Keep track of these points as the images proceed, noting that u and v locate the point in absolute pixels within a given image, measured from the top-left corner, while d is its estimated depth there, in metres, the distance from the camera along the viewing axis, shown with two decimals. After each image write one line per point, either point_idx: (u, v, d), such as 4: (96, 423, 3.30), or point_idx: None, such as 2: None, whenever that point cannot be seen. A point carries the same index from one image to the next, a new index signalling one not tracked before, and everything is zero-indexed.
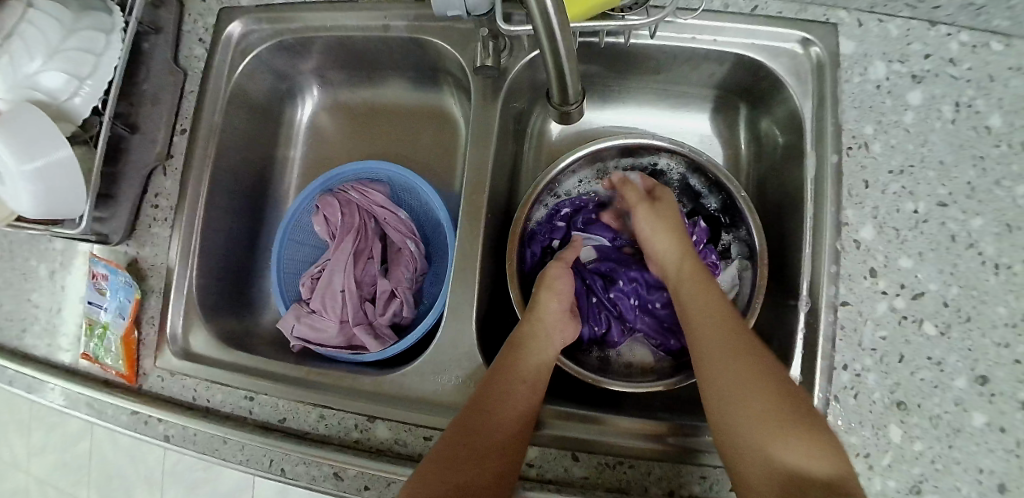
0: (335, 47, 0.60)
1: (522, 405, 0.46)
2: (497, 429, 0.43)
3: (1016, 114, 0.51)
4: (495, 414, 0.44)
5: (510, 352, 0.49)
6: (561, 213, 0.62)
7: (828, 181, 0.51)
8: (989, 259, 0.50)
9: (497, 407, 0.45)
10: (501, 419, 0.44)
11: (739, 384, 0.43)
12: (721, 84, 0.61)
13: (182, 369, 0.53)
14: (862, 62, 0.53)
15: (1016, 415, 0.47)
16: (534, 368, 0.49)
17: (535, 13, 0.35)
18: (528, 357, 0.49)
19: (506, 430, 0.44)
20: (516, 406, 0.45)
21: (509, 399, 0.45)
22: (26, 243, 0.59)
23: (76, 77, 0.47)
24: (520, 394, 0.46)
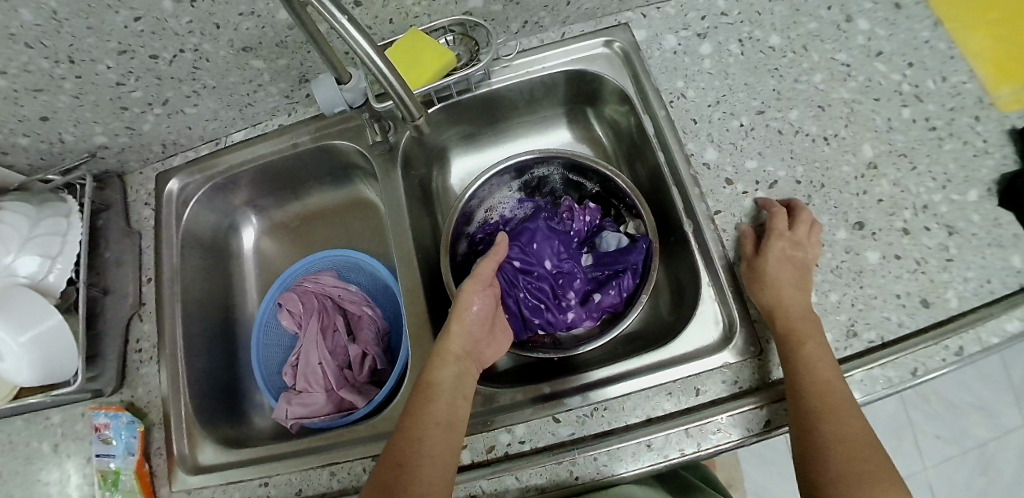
0: (260, 177, 0.71)
1: (448, 436, 0.46)
2: (429, 469, 0.43)
3: (787, 31, 0.66)
4: (423, 458, 0.44)
5: (426, 380, 0.48)
6: (480, 242, 0.68)
7: (664, 130, 0.62)
8: (816, 136, 0.61)
9: (424, 451, 0.44)
10: (430, 460, 0.44)
11: (852, 421, 0.44)
12: (568, 98, 0.71)
13: (199, 481, 0.57)
14: (656, 40, 0.66)
15: (900, 241, 0.56)
16: (449, 393, 0.48)
17: (365, 60, 0.45)
18: (444, 381, 0.49)
19: (438, 470, 0.44)
20: (436, 442, 0.45)
21: (434, 439, 0.45)
22: (24, 430, 0.63)
23: (49, 257, 0.58)
24: (444, 427, 0.46)
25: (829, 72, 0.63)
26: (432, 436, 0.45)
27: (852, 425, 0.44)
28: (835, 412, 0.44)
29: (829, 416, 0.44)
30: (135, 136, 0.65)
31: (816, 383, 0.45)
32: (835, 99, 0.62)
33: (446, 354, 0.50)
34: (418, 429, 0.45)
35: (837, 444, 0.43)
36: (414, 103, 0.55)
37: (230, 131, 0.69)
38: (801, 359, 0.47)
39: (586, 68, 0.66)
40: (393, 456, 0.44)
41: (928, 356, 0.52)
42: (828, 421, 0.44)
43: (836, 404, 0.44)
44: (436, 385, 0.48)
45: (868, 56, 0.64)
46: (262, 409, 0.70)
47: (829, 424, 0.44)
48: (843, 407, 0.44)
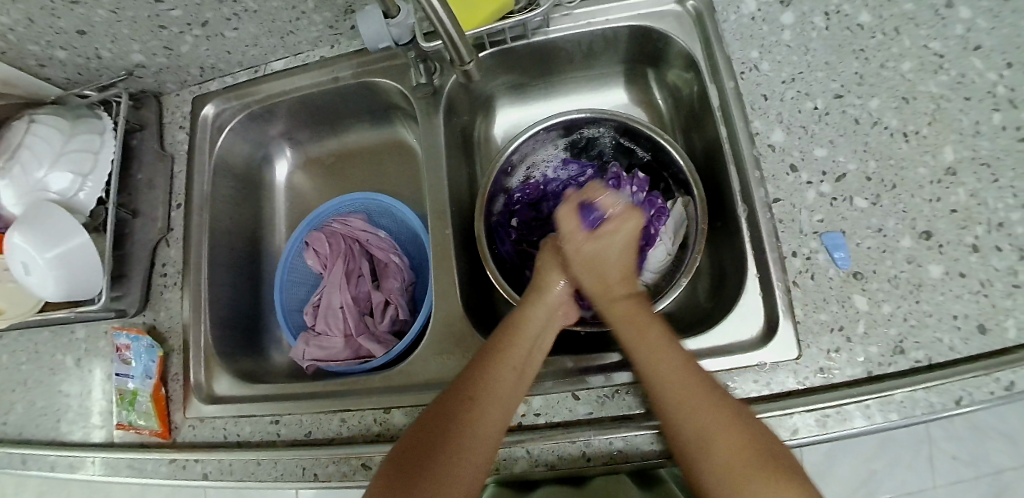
0: (297, 109, 0.68)
1: (487, 430, 0.44)
2: (462, 465, 0.42)
3: (881, 8, 0.59)
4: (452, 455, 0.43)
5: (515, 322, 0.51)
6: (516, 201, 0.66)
7: (730, 105, 0.58)
8: (895, 131, 0.55)
9: (457, 446, 0.43)
10: (460, 458, 0.43)
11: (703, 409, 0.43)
12: (627, 57, 0.67)
13: (212, 411, 0.57)
14: (733, 3, 0.60)
15: (968, 258, 0.51)
16: (527, 359, 0.48)
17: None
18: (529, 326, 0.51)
19: (471, 468, 0.43)
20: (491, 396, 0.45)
21: (471, 433, 0.44)
22: (50, 341, 0.64)
23: (80, 175, 0.57)
24: (484, 420, 0.44)
25: (919, 62, 0.57)
26: (465, 432, 0.43)
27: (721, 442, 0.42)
28: (695, 436, 0.43)
29: (698, 424, 0.42)
30: (173, 57, 0.63)
31: (676, 397, 0.44)
32: (921, 92, 0.56)
33: (533, 324, 0.51)
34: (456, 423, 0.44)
35: (718, 464, 0.41)
36: (465, 46, 0.50)
37: (270, 59, 0.67)
38: (659, 375, 0.45)
39: (652, 25, 0.61)
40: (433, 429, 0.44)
41: (976, 386, 0.48)
42: (699, 437, 0.42)
43: (697, 422, 0.43)
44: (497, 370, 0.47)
45: (963, 49, 0.56)
46: (280, 347, 0.70)
47: (695, 435, 0.43)
48: (699, 429, 0.42)
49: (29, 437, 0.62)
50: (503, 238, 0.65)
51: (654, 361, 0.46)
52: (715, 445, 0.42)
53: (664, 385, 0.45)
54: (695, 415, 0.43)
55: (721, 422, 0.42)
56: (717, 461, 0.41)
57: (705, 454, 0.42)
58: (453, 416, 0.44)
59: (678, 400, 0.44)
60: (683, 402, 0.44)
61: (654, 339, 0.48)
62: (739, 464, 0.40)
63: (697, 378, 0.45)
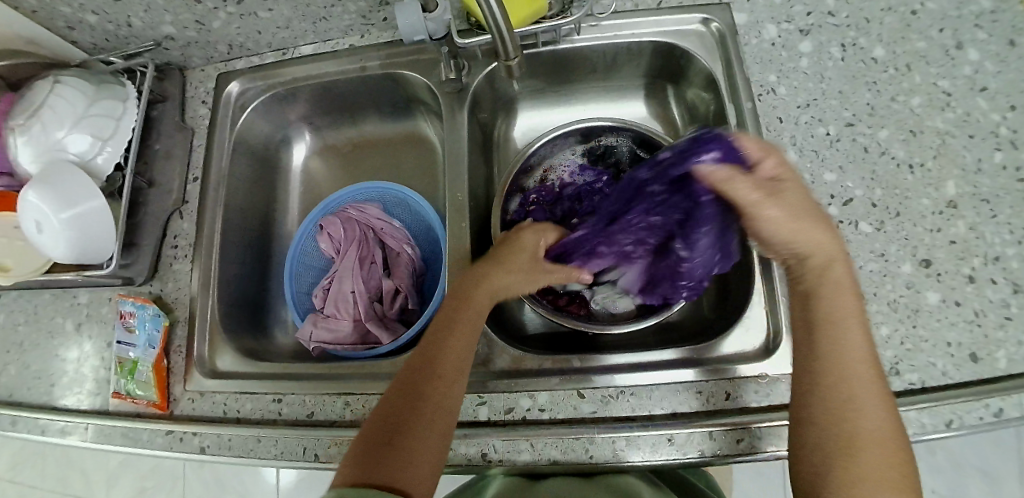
0: (321, 94, 0.69)
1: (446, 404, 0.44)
2: (424, 438, 0.42)
3: (895, 44, 0.61)
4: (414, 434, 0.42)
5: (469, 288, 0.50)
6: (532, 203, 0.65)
7: (746, 124, 0.59)
8: (902, 161, 0.57)
9: (416, 422, 0.43)
10: (422, 434, 0.42)
11: (876, 405, 0.39)
12: (649, 71, 0.69)
13: (213, 385, 0.57)
14: (756, 28, 0.62)
15: (965, 288, 0.52)
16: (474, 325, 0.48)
17: None
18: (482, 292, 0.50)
19: (433, 441, 0.43)
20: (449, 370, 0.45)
21: (436, 394, 0.44)
22: (51, 304, 0.63)
23: (99, 139, 0.58)
24: (448, 386, 0.45)
25: (928, 98, 0.59)
26: (425, 408, 0.43)
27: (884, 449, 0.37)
28: (858, 427, 0.38)
29: (862, 416, 0.38)
30: (203, 32, 0.64)
31: (852, 387, 0.39)
32: (928, 127, 0.58)
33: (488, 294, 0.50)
34: (415, 406, 0.43)
35: (868, 472, 0.36)
36: (512, 42, 0.51)
37: (299, 43, 0.67)
38: (842, 360, 0.40)
39: (676, 42, 0.63)
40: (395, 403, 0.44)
41: (967, 410, 0.49)
42: (850, 426, 0.38)
43: (855, 417, 0.38)
44: (447, 345, 0.46)
45: (971, 89, 0.59)
46: (284, 328, 0.70)
47: (853, 426, 0.38)
48: (862, 423, 0.38)
49: (21, 400, 0.61)
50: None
51: (839, 349, 0.40)
52: (873, 445, 0.38)
53: (840, 369, 0.40)
54: (860, 411, 0.38)
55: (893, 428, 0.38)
56: (858, 464, 0.37)
57: (842, 448, 0.38)
58: (414, 387, 0.44)
59: (847, 388, 0.39)
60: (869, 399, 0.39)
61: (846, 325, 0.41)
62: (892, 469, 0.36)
63: (873, 377, 0.40)
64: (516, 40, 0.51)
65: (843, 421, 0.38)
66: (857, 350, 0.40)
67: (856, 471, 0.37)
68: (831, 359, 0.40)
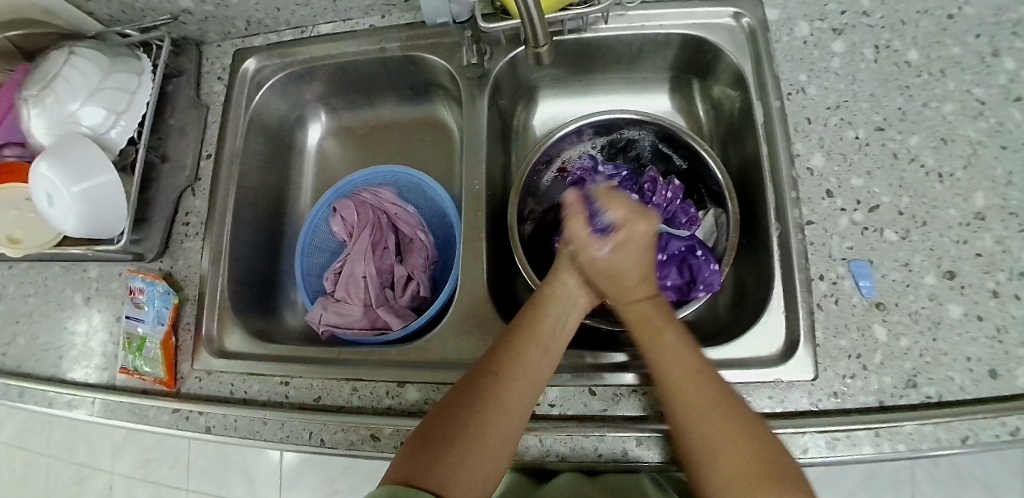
0: (339, 75, 0.68)
1: (510, 421, 0.42)
2: (483, 455, 0.40)
3: (930, 48, 0.60)
4: (471, 442, 0.40)
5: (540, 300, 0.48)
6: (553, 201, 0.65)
7: (773, 123, 0.58)
8: (931, 169, 0.55)
9: (476, 431, 0.40)
10: (478, 447, 0.40)
11: (707, 410, 0.42)
12: (674, 65, 0.67)
13: (220, 365, 0.56)
14: (787, 25, 0.61)
15: (988, 302, 0.51)
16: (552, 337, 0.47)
17: None
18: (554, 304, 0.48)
19: (488, 457, 0.40)
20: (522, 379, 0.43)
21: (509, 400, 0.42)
22: (61, 277, 0.63)
23: (114, 112, 0.57)
24: (520, 394, 0.43)
25: (962, 105, 0.57)
26: (490, 419, 0.41)
27: (716, 462, 0.40)
28: (699, 440, 0.41)
29: (699, 424, 0.41)
30: (221, 7, 0.63)
31: (683, 402, 0.42)
32: (960, 135, 0.56)
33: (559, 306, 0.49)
34: (480, 414, 0.41)
35: (724, 471, 0.40)
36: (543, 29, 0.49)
37: (318, 22, 0.66)
38: (674, 380, 0.43)
39: (705, 36, 0.61)
40: (464, 401, 0.42)
41: (983, 427, 0.48)
42: (699, 443, 0.41)
43: (698, 422, 0.41)
44: (523, 356, 0.44)
45: (1006, 98, 0.57)
46: (292, 309, 0.69)
47: (696, 444, 0.41)
48: (698, 437, 0.41)
49: (28, 371, 0.61)
50: (525, 229, 0.65)
51: (663, 359, 0.44)
52: (716, 458, 0.40)
53: (674, 380, 0.43)
54: (698, 416, 0.42)
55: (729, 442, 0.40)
56: (725, 462, 0.40)
57: (710, 457, 0.40)
58: (486, 389, 0.42)
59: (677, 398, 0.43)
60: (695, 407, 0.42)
61: (666, 340, 0.45)
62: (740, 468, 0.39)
63: (705, 390, 0.43)
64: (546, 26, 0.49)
65: (692, 433, 0.41)
66: (681, 362, 0.44)
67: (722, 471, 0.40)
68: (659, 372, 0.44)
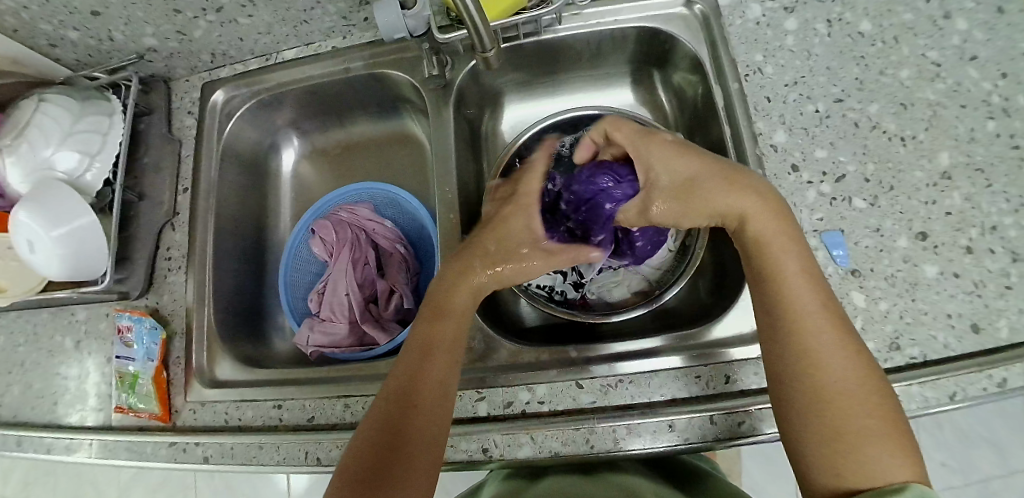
0: (307, 98, 0.69)
1: (433, 418, 0.44)
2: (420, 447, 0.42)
3: (881, 17, 0.61)
4: (406, 453, 0.42)
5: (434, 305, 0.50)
6: None
7: (735, 105, 0.59)
8: (893, 134, 0.56)
9: (406, 444, 0.42)
10: (421, 445, 0.42)
11: (841, 368, 0.40)
12: (635, 57, 0.68)
13: (213, 395, 0.57)
14: (739, 7, 0.62)
15: (963, 259, 0.51)
16: (459, 326, 0.49)
17: None
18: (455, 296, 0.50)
19: (425, 461, 0.42)
20: (439, 373, 0.46)
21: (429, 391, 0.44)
22: (49, 323, 0.63)
23: (87, 155, 0.57)
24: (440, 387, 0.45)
25: (917, 70, 0.58)
26: (414, 426, 0.43)
27: (849, 416, 0.38)
28: (820, 386, 0.40)
29: (832, 366, 0.40)
30: (185, 42, 0.64)
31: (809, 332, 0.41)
32: (919, 99, 0.57)
33: (460, 298, 0.50)
34: (407, 426, 0.43)
35: (840, 416, 0.38)
36: (487, 32, 0.50)
37: (282, 47, 0.67)
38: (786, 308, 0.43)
39: (660, 26, 0.62)
40: (393, 406, 0.44)
41: (969, 382, 0.48)
42: (825, 395, 0.39)
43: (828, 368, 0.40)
44: (429, 364, 0.46)
45: (960, 59, 0.58)
46: (282, 333, 0.70)
47: (827, 393, 0.39)
48: (829, 390, 0.39)
49: (24, 420, 0.61)
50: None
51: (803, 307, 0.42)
52: (839, 410, 0.39)
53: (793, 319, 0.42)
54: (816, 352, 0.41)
55: (868, 395, 0.38)
56: (850, 420, 0.38)
57: (829, 409, 0.39)
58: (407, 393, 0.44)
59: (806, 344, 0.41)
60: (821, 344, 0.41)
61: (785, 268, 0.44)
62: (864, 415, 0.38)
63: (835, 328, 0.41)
64: (490, 29, 0.50)
65: (807, 381, 0.40)
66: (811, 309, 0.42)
67: (839, 425, 0.38)
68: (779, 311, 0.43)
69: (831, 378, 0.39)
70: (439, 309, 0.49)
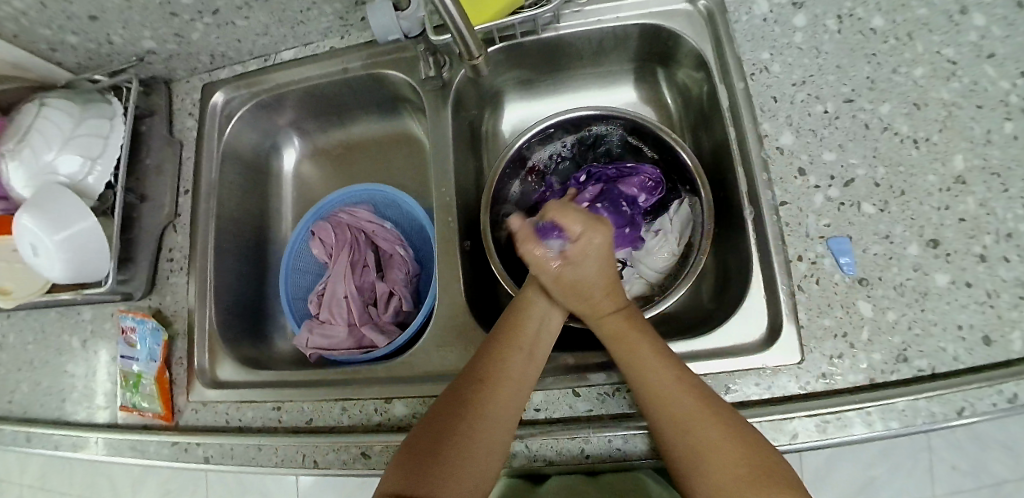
0: (306, 98, 0.68)
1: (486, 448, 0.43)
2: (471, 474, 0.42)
3: (895, 13, 0.58)
4: (460, 470, 0.42)
5: (512, 324, 0.49)
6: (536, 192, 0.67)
7: (739, 106, 0.57)
8: (906, 137, 0.54)
9: (459, 469, 0.42)
10: (469, 471, 0.42)
11: (714, 433, 0.41)
12: (639, 54, 0.67)
13: (215, 396, 0.58)
14: (745, 4, 0.60)
15: (975, 268, 0.49)
16: (535, 358, 0.48)
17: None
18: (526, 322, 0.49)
19: (477, 477, 0.42)
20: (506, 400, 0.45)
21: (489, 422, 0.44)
22: (57, 323, 0.65)
23: (89, 159, 0.58)
24: (498, 418, 0.44)
25: (932, 68, 0.56)
26: (478, 423, 0.43)
27: (721, 460, 0.40)
28: (677, 428, 0.43)
29: (687, 423, 0.42)
30: (183, 44, 0.63)
31: (666, 401, 0.44)
32: (934, 99, 0.55)
33: (534, 316, 0.50)
34: (460, 446, 0.42)
35: (702, 461, 0.41)
36: (472, 39, 0.51)
37: (280, 48, 0.67)
38: (634, 371, 0.46)
39: (662, 24, 0.61)
40: (443, 426, 0.44)
41: (979, 397, 0.47)
42: (680, 425, 0.43)
43: (691, 428, 0.42)
44: (499, 396, 0.45)
45: (979, 55, 0.55)
46: (284, 333, 0.71)
47: (682, 441, 0.42)
48: (694, 440, 0.42)
49: (34, 417, 0.63)
50: (501, 235, 0.66)
51: (636, 366, 0.46)
52: (707, 455, 0.41)
53: (660, 372, 0.45)
54: (665, 399, 0.44)
55: (733, 447, 0.40)
56: (706, 473, 0.41)
57: (699, 451, 0.41)
58: (461, 415, 0.44)
59: (658, 403, 0.44)
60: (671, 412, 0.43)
61: (638, 347, 0.46)
62: (733, 468, 0.40)
63: (689, 393, 0.43)
64: (477, 38, 0.51)
65: (665, 420, 0.43)
66: (667, 377, 0.45)
67: (712, 475, 0.40)
68: (639, 377, 0.45)
69: (687, 423, 0.42)
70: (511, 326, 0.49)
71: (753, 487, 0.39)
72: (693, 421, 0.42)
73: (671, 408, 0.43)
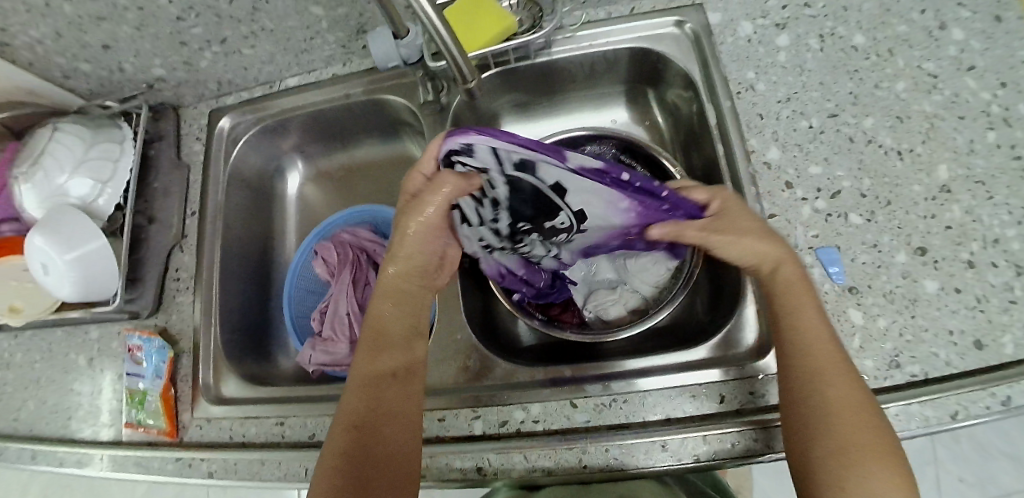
0: (310, 123, 0.71)
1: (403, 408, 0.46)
2: (394, 435, 0.45)
3: (874, 31, 0.61)
4: (386, 439, 0.45)
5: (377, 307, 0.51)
6: None
7: (728, 122, 0.59)
8: (889, 149, 0.56)
9: (383, 440, 0.45)
10: (392, 439, 0.45)
11: (846, 406, 0.41)
12: (630, 74, 0.69)
13: (219, 412, 0.59)
14: (730, 25, 0.62)
15: (963, 274, 0.51)
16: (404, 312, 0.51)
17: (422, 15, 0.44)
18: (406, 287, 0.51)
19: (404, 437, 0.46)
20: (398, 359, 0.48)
21: (396, 385, 0.47)
22: (64, 342, 0.66)
23: (100, 181, 0.60)
24: (404, 378, 0.48)
25: (913, 82, 0.58)
26: (389, 412, 0.46)
27: (857, 433, 0.40)
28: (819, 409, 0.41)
29: (838, 396, 0.41)
30: (192, 71, 0.66)
31: (822, 368, 0.42)
32: (915, 112, 0.57)
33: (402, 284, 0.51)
34: (376, 421, 0.45)
35: (829, 440, 0.40)
36: (466, 67, 0.53)
37: (284, 75, 0.69)
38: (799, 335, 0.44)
39: (651, 46, 0.63)
40: (352, 413, 0.45)
41: (973, 400, 0.47)
42: (828, 408, 0.41)
43: (827, 391, 0.41)
44: (383, 361, 0.48)
45: (958, 69, 0.57)
46: (287, 350, 0.72)
47: (816, 417, 0.41)
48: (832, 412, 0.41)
49: (40, 435, 0.64)
50: None
51: (808, 334, 0.44)
52: (845, 431, 0.40)
53: (815, 348, 0.43)
54: (829, 383, 0.42)
55: (866, 422, 0.40)
56: (836, 442, 0.40)
57: (831, 421, 0.40)
58: (370, 394, 0.46)
59: (818, 371, 0.42)
60: (815, 385, 0.42)
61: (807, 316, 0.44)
62: (858, 448, 0.39)
63: (846, 373, 0.42)
64: (470, 64, 0.53)
65: (815, 398, 0.41)
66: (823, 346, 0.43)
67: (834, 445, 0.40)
68: (801, 342, 0.44)
69: (834, 401, 0.41)
70: (386, 302, 0.50)
71: (858, 467, 0.39)
72: (845, 395, 0.41)
73: (830, 377, 0.42)
